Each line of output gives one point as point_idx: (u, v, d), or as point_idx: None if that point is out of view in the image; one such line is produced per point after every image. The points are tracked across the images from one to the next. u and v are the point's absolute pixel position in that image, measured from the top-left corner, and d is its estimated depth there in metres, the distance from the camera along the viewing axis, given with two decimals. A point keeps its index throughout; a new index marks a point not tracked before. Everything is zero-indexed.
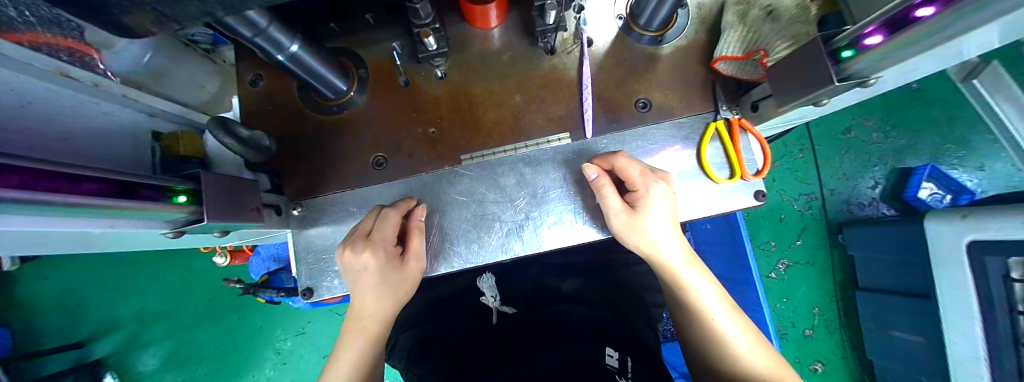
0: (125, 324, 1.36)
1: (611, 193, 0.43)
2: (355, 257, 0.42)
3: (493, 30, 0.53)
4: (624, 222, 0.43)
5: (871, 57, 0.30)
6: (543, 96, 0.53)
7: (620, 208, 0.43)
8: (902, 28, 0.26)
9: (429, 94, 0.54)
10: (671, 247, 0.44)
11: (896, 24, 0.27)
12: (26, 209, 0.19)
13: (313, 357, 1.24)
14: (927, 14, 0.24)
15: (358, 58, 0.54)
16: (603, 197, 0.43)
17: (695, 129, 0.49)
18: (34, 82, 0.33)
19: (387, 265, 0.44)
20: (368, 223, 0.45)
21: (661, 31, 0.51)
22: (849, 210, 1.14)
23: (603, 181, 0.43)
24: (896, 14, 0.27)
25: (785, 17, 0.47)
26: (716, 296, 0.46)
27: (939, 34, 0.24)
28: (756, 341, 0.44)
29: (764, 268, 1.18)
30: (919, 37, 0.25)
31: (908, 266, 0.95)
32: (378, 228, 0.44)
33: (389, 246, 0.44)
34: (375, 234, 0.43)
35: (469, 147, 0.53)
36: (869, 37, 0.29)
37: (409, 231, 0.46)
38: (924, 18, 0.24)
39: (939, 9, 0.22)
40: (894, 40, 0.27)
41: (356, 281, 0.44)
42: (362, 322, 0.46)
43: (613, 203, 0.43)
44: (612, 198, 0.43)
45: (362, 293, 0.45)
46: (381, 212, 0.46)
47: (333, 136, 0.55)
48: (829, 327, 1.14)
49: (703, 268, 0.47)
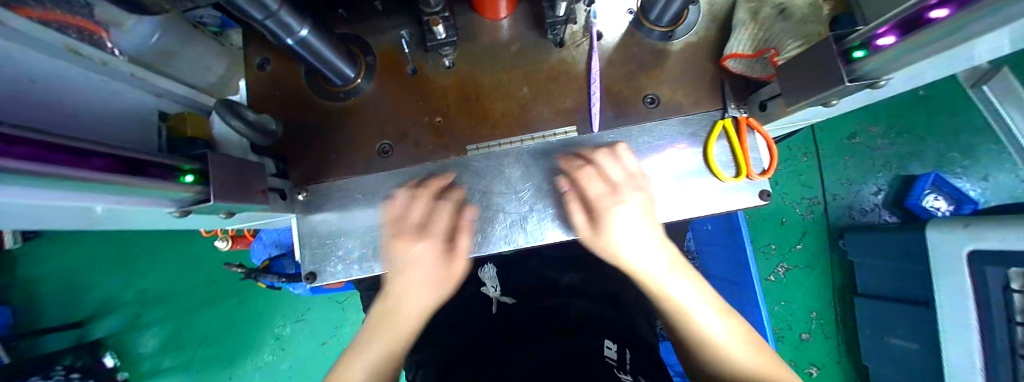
0: (126, 306, 1.37)
1: (592, 178, 0.44)
2: (410, 247, 0.43)
3: (503, 21, 0.53)
4: (602, 207, 0.43)
5: (883, 58, 0.29)
6: (550, 89, 0.53)
7: (601, 193, 0.44)
8: (913, 29, 0.25)
9: (436, 83, 0.54)
10: (642, 251, 0.42)
11: (907, 25, 0.26)
12: (36, 180, 0.19)
13: (312, 344, 1.25)
14: (939, 16, 0.23)
15: (366, 45, 0.54)
16: (585, 182, 0.44)
17: (702, 126, 0.49)
18: (40, 58, 0.32)
19: (426, 246, 0.44)
20: (414, 212, 0.45)
21: (671, 27, 0.50)
22: (851, 215, 1.14)
23: (586, 168, 0.45)
24: (909, 16, 0.26)
25: (797, 17, 0.46)
26: (704, 299, 0.41)
27: (950, 37, 0.24)
28: (759, 351, 0.38)
29: (763, 271, 1.18)
30: (930, 39, 0.25)
31: (908, 273, 0.95)
32: (430, 220, 0.45)
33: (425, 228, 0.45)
34: (428, 225, 0.44)
35: (474, 137, 0.53)
36: (881, 38, 0.29)
37: (445, 211, 0.46)
38: (936, 21, 0.23)
39: (949, 11, 0.22)
40: (906, 41, 0.26)
41: (400, 263, 0.44)
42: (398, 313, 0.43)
43: (594, 189, 0.44)
44: (593, 184, 0.44)
45: (405, 282, 0.43)
46: (428, 201, 0.46)
47: (340, 123, 0.55)
48: (825, 331, 1.14)
49: (688, 271, 0.43)
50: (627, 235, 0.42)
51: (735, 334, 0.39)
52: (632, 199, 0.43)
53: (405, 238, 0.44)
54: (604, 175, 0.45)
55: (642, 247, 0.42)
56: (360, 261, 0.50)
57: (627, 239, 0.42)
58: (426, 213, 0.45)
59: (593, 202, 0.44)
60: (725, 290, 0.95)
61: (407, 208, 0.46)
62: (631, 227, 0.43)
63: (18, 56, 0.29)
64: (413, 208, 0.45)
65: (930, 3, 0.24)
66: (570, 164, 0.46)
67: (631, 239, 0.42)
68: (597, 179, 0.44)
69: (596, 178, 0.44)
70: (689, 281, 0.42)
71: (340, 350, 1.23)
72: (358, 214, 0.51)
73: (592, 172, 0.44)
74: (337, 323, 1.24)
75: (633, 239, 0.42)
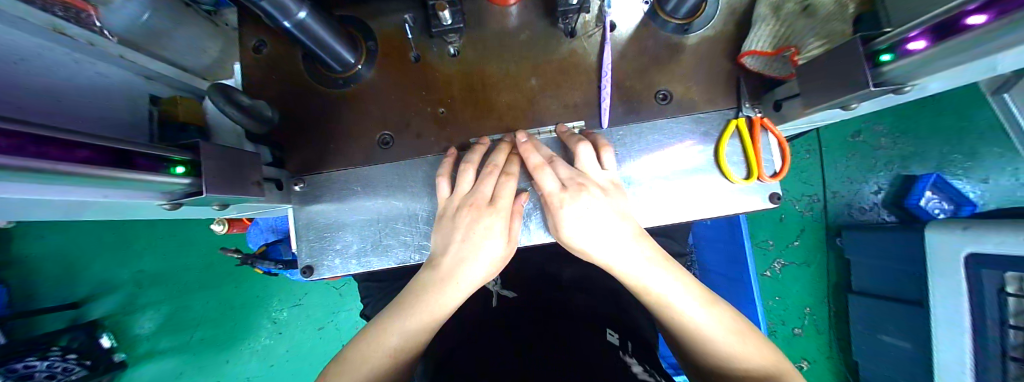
0: (123, 287, 1.36)
1: (546, 176, 0.43)
2: (481, 222, 0.43)
3: (511, 7, 0.50)
4: (560, 207, 0.42)
5: (912, 64, 0.27)
6: (559, 82, 0.50)
7: (556, 190, 0.43)
8: (949, 34, 0.23)
9: (440, 73, 0.51)
10: (614, 253, 0.42)
11: (943, 29, 0.24)
12: (13, 174, 0.17)
13: (311, 328, 1.25)
14: (978, 22, 0.21)
15: (369, 30, 0.51)
16: (540, 180, 0.43)
17: (715, 125, 0.48)
18: (22, 36, 0.31)
19: (481, 212, 0.43)
20: (486, 188, 0.43)
21: (689, 20, 0.48)
22: (850, 213, 1.15)
23: (539, 165, 0.43)
24: (945, 19, 0.24)
25: (822, 13, 0.43)
26: (685, 289, 0.42)
27: (984, 47, 0.22)
28: (737, 332, 0.40)
29: (761, 266, 1.19)
30: (965, 46, 0.23)
31: (905, 273, 0.96)
32: (499, 195, 0.43)
33: (484, 203, 0.43)
34: (500, 202, 0.43)
35: (479, 131, 0.51)
36: (911, 42, 0.26)
37: (503, 177, 0.44)
38: (973, 27, 0.21)
39: (990, 18, 0.20)
40: (942, 46, 0.24)
41: (452, 233, 0.44)
42: (445, 283, 0.43)
43: (549, 186, 0.43)
44: (547, 182, 0.43)
45: (459, 258, 0.43)
46: (501, 175, 0.44)
47: (341, 110, 0.52)
48: (817, 326, 1.17)
49: (669, 265, 0.44)
50: (589, 233, 0.42)
51: (715, 320, 0.41)
52: (583, 198, 0.42)
53: (476, 212, 0.43)
54: (557, 172, 0.44)
55: (610, 244, 0.42)
56: (359, 255, 0.49)
57: (591, 239, 0.42)
58: (497, 188, 0.44)
59: (551, 200, 0.43)
60: (722, 284, 0.95)
61: (475, 182, 0.44)
62: (592, 226, 0.42)
63: (4, 36, 0.28)
64: (482, 183, 0.43)
65: (968, 8, 0.22)
66: (527, 160, 0.44)
67: (593, 237, 0.42)
68: (552, 176, 0.43)
69: (550, 175, 0.43)
70: (670, 274, 0.43)
71: (339, 334, 1.24)
72: (365, 207, 0.49)
73: (545, 169, 0.43)
74: (336, 308, 1.24)
75: (599, 239, 0.42)
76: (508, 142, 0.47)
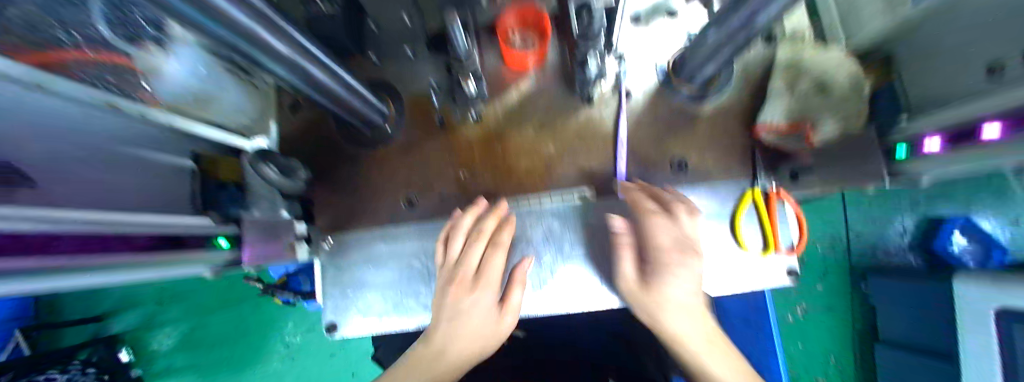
0: (145, 301, 1.40)
1: (662, 229, 0.41)
2: (467, 298, 0.45)
3: (530, 74, 0.53)
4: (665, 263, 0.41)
5: (927, 160, 0.39)
6: (576, 147, 0.52)
7: (669, 246, 0.41)
8: (965, 143, 0.35)
9: (462, 135, 0.54)
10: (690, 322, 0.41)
11: (957, 137, 0.36)
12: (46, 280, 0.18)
13: (319, 353, 1.26)
14: (989, 139, 0.32)
15: (397, 93, 0.55)
16: (653, 232, 0.41)
17: (733, 194, 0.47)
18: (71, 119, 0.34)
19: (467, 287, 0.45)
20: (473, 260, 0.46)
21: (703, 90, 0.50)
22: (874, 256, 1.07)
23: (656, 212, 0.42)
24: (961, 131, 0.35)
25: (838, 94, 0.44)
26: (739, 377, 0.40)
27: (986, 156, 0.34)
28: None
29: (782, 312, 1.12)
30: (973, 154, 0.35)
31: (932, 323, 0.92)
32: (485, 269, 0.45)
33: (468, 277, 0.45)
34: (487, 277, 0.45)
35: (497, 192, 0.52)
36: (981, 128, 0.33)
37: (489, 248, 0.46)
38: (986, 141, 0.32)
39: (998, 138, 0.31)
40: (957, 149, 0.36)
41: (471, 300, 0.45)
42: (448, 353, 0.45)
43: (662, 240, 0.41)
44: (663, 235, 0.41)
45: (463, 328, 0.45)
46: (490, 246, 0.46)
47: (369, 170, 0.55)
48: (842, 374, 1.11)
49: (727, 346, 0.42)
50: (679, 295, 0.41)
51: None
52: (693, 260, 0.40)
53: (461, 288, 0.45)
54: (674, 228, 0.41)
55: (684, 314, 0.41)
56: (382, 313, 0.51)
57: (676, 302, 0.41)
58: (484, 260, 0.46)
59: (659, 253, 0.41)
60: None
61: (465, 254, 0.46)
62: (684, 289, 0.41)
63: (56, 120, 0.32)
64: (469, 255, 0.46)
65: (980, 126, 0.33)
66: (641, 205, 0.43)
67: (679, 300, 0.41)
68: (669, 230, 0.41)
69: (666, 228, 0.41)
70: (726, 357, 0.41)
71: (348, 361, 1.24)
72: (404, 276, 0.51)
73: (663, 220, 0.41)
74: None
75: (681, 306, 0.41)
76: (499, 207, 0.48)
